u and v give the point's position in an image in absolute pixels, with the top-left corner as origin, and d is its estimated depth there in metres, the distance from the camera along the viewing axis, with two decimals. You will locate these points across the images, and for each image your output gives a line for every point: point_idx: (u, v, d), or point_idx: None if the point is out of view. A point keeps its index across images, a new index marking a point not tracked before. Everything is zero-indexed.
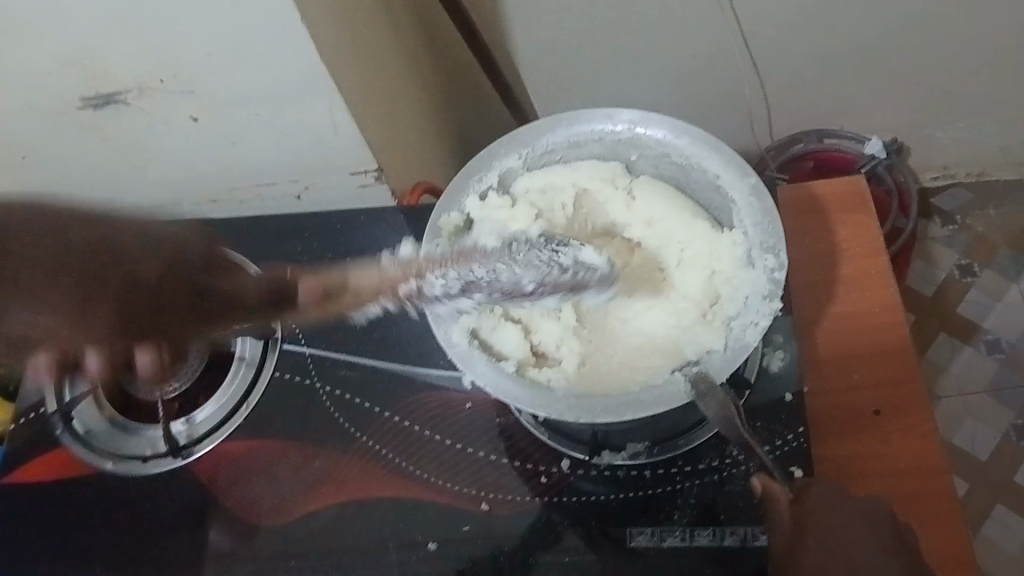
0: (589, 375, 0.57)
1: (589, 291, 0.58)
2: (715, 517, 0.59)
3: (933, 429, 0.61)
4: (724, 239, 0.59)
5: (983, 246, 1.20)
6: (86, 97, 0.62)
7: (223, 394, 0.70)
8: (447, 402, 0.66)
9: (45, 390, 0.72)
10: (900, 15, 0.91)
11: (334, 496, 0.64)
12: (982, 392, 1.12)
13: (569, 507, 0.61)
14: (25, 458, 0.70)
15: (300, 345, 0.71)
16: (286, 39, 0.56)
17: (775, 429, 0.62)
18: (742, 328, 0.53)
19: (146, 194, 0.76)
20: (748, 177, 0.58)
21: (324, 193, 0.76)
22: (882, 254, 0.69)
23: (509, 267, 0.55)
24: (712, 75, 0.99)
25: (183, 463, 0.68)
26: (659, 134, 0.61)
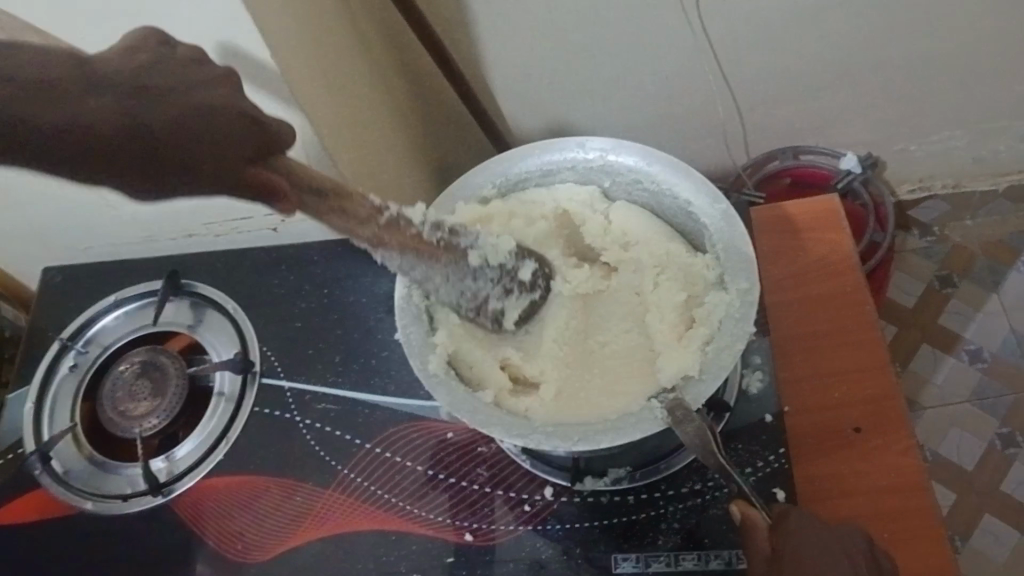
0: (565, 401, 0.57)
1: (523, 272, 0.59)
2: (698, 541, 0.58)
3: (913, 445, 0.61)
4: (697, 263, 0.59)
5: (962, 256, 1.21)
6: None
7: (203, 430, 0.69)
8: (428, 432, 0.66)
9: (23, 431, 0.71)
10: (869, 31, 0.92)
11: (316, 530, 0.64)
12: (965, 402, 1.13)
13: (553, 535, 0.60)
14: (3, 500, 0.69)
15: (280, 378, 0.71)
16: (255, 72, 0.56)
17: (755, 450, 0.63)
18: (717, 350, 0.53)
19: (121, 230, 0.76)
20: (719, 203, 0.59)
21: (300, 225, 0.75)
22: (857, 271, 0.69)
23: (425, 269, 0.56)
24: (686, 96, 1.00)
25: (163, 500, 0.67)
26: (633, 161, 0.62)
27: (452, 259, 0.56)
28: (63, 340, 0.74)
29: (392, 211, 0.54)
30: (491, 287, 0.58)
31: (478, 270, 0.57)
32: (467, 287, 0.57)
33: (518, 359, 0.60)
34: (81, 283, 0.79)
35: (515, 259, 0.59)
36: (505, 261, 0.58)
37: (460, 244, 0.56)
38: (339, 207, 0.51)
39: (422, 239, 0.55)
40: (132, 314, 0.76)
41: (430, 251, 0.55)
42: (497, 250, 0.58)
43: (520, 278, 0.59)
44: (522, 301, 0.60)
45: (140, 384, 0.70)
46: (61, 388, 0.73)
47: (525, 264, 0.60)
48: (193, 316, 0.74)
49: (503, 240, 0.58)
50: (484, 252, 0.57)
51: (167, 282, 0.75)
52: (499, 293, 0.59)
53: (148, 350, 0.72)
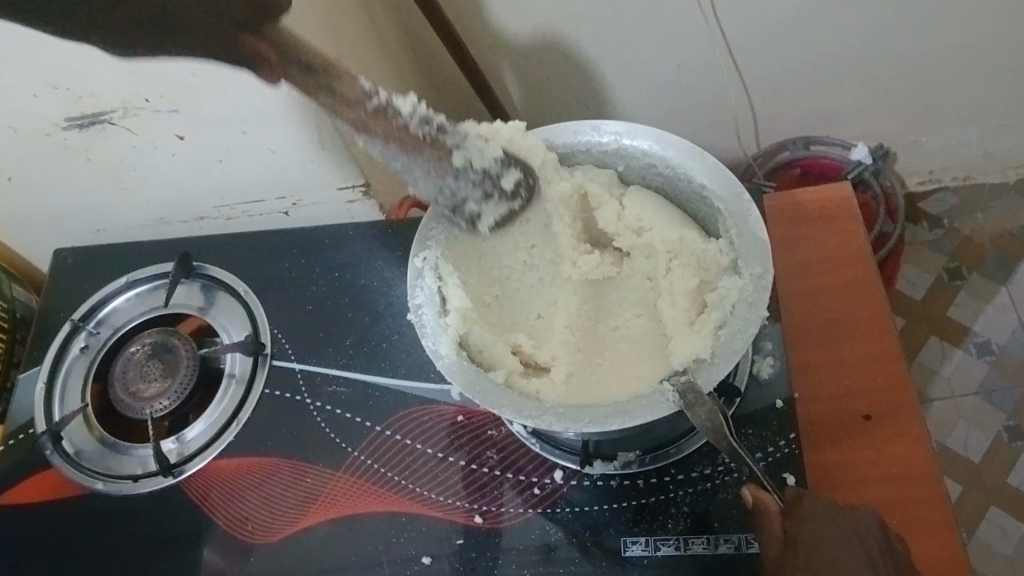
0: (576, 384, 0.57)
1: (504, 178, 0.60)
2: (708, 525, 0.58)
3: (925, 434, 0.61)
4: (710, 249, 0.59)
5: (974, 250, 1.21)
6: (70, 118, 0.63)
7: (214, 412, 0.70)
8: (439, 416, 0.66)
9: (34, 411, 0.71)
10: (881, 22, 0.92)
11: (325, 512, 0.64)
12: (973, 394, 1.13)
13: (562, 519, 0.60)
14: (14, 480, 0.69)
15: (290, 360, 0.71)
16: None
17: (765, 436, 0.62)
18: (729, 336, 0.53)
19: (134, 211, 0.77)
20: (734, 188, 0.58)
21: (313, 209, 0.76)
22: (870, 260, 0.69)
23: (407, 161, 0.56)
24: (696, 86, 0.99)
25: (174, 481, 0.67)
26: (651, 144, 0.61)
27: (435, 155, 0.56)
28: (75, 321, 0.75)
29: (382, 98, 0.55)
30: (471, 188, 0.58)
31: (461, 169, 0.58)
32: (448, 186, 0.58)
33: (529, 345, 0.60)
34: (94, 263, 0.79)
35: (500, 166, 0.59)
36: (490, 166, 0.59)
37: (446, 142, 0.57)
38: (328, 86, 0.53)
39: (409, 132, 0.55)
40: (143, 296, 0.76)
41: (416, 145, 0.56)
42: (483, 153, 0.58)
43: (502, 186, 0.60)
44: (501, 206, 0.60)
45: (151, 364, 0.70)
46: (72, 369, 0.73)
47: (511, 173, 0.60)
48: (204, 298, 0.75)
49: (492, 146, 0.59)
50: (469, 154, 0.58)
51: (179, 264, 0.74)
52: (480, 196, 0.59)
53: (160, 331, 0.72)
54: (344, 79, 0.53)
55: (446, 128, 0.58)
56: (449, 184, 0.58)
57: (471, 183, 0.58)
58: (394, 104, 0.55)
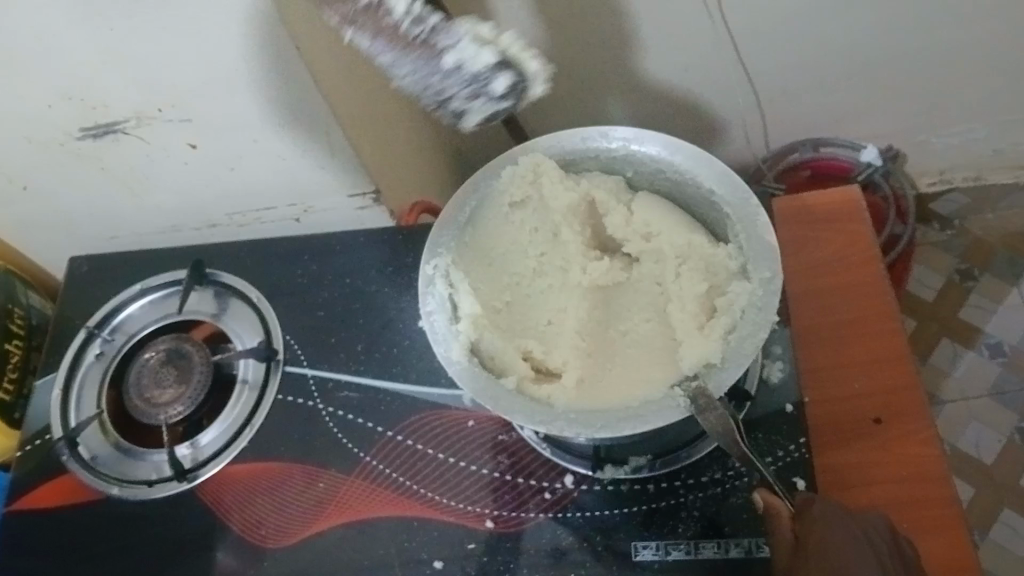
0: (587, 390, 0.57)
1: (495, 85, 0.57)
2: (719, 529, 0.59)
3: (935, 436, 0.61)
4: (719, 253, 0.59)
5: (983, 249, 1.21)
6: (85, 128, 0.64)
7: (227, 418, 0.70)
8: (450, 421, 0.66)
9: (51, 418, 0.72)
10: (889, 23, 0.92)
11: (338, 517, 0.65)
12: (985, 395, 1.12)
13: (573, 523, 0.61)
14: (32, 485, 0.70)
15: (302, 366, 0.72)
16: (279, 65, 0.58)
17: (776, 440, 0.62)
18: (739, 340, 0.53)
19: (147, 219, 0.77)
20: (742, 192, 0.59)
21: (323, 215, 0.77)
22: (879, 262, 0.69)
23: (395, 58, 0.57)
24: (705, 88, 1.00)
25: (188, 486, 0.68)
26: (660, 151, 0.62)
27: (423, 53, 0.57)
28: (89, 328, 0.75)
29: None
30: (459, 87, 0.57)
31: (448, 66, 0.57)
32: (435, 83, 0.57)
33: (540, 351, 0.60)
34: (107, 270, 0.80)
35: (491, 70, 0.57)
36: (481, 70, 0.57)
37: (434, 41, 0.57)
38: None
39: (397, 29, 0.57)
40: (157, 303, 0.77)
41: (399, 40, 0.57)
42: (475, 57, 0.57)
43: (493, 89, 0.57)
44: (491, 108, 0.58)
45: (165, 371, 0.71)
46: (87, 376, 0.74)
47: (503, 75, 0.57)
48: (217, 305, 0.75)
49: (484, 47, 0.57)
50: (461, 53, 0.57)
51: (192, 271, 0.75)
52: (465, 95, 0.57)
53: (174, 337, 0.72)
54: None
55: (436, 29, 0.57)
56: (437, 79, 0.57)
57: (461, 82, 0.57)
58: (386, 3, 0.57)
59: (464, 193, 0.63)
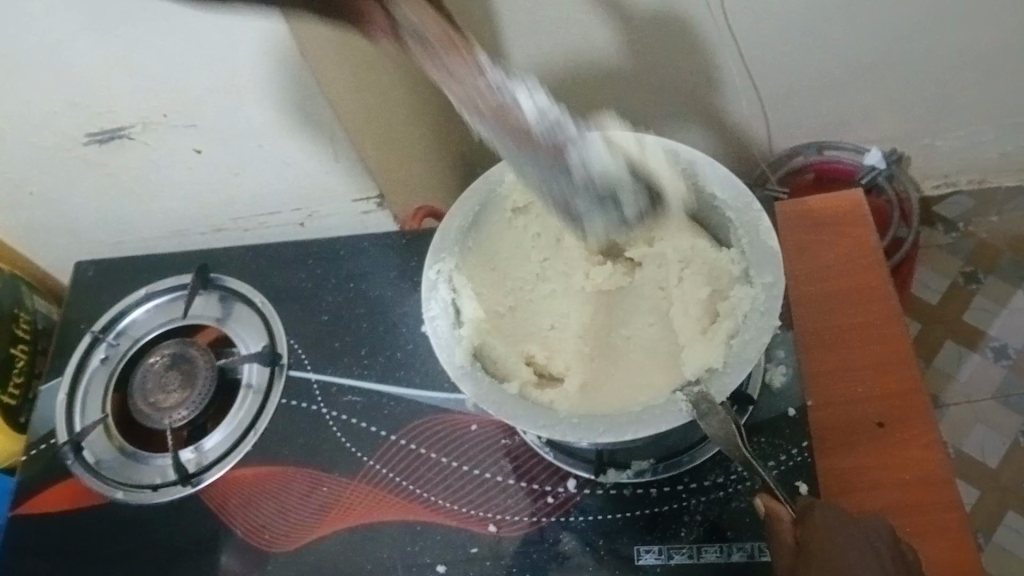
0: (589, 395, 0.57)
1: (625, 203, 0.57)
2: (721, 533, 0.59)
3: (938, 440, 0.62)
4: (723, 257, 0.60)
5: (988, 252, 1.21)
6: (90, 133, 0.64)
7: (232, 421, 0.71)
8: (453, 425, 0.67)
9: (56, 422, 0.73)
10: (894, 24, 0.91)
11: (341, 520, 0.65)
12: (990, 398, 1.12)
13: (576, 527, 0.61)
14: (37, 489, 0.70)
15: (307, 370, 0.72)
16: (284, 71, 0.58)
17: (779, 444, 0.62)
18: (742, 344, 0.54)
19: (152, 224, 0.78)
20: (746, 199, 0.59)
21: (326, 220, 0.77)
22: (881, 265, 0.70)
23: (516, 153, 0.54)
24: (709, 92, 1.00)
25: (192, 490, 0.68)
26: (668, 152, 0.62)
27: (551, 157, 0.54)
28: (95, 333, 0.76)
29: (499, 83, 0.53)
30: (584, 198, 0.56)
31: (579, 181, 0.55)
32: (560, 189, 0.56)
33: (542, 355, 0.61)
34: (112, 275, 0.80)
35: (622, 186, 0.56)
36: (613, 179, 0.56)
37: (569, 160, 0.55)
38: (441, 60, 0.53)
39: (531, 137, 0.54)
40: (162, 307, 0.77)
41: (529, 143, 0.54)
42: (607, 170, 0.56)
43: (620, 205, 0.57)
44: (606, 222, 0.58)
45: (170, 375, 0.71)
46: (93, 380, 0.74)
47: (630, 192, 0.57)
48: (221, 309, 0.76)
49: (617, 161, 0.56)
50: (592, 165, 0.55)
51: (197, 275, 0.75)
52: (590, 204, 0.57)
53: (178, 341, 0.73)
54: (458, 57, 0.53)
55: (568, 132, 0.55)
56: (564, 188, 0.56)
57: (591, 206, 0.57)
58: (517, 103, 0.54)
59: (466, 198, 0.62)
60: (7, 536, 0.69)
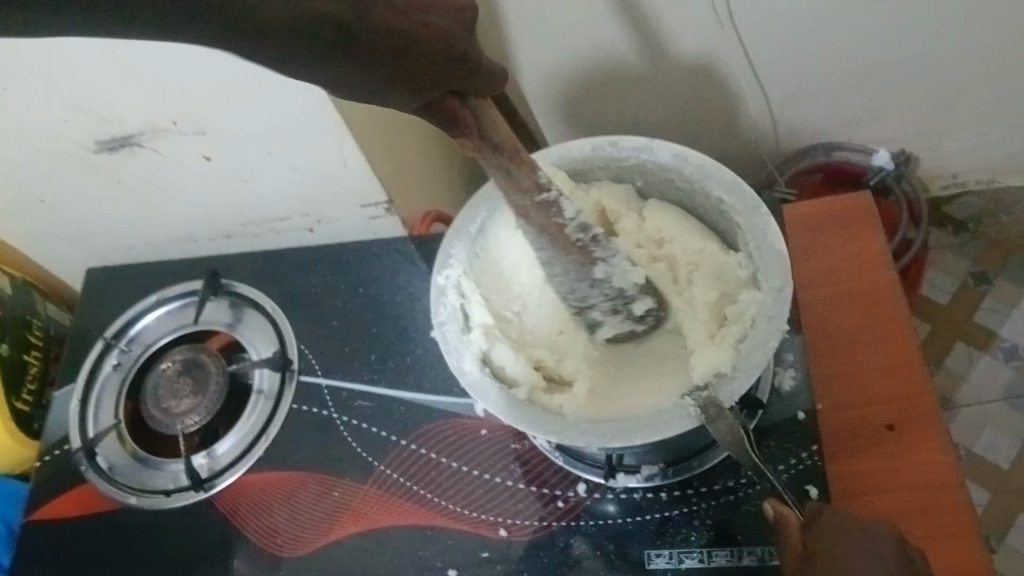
0: (597, 400, 0.57)
1: (634, 305, 0.60)
2: (731, 537, 0.59)
3: (949, 442, 0.61)
4: (731, 262, 0.60)
5: (998, 253, 1.20)
6: (101, 141, 0.65)
7: (243, 426, 0.71)
8: (464, 429, 0.67)
9: (69, 427, 0.73)
10: (903, 25, 0.91)
11: (352, 526, 0.65)
12: (1000, 399, 1.12)
13: (587, 531, 0.61)
14: (51, 494, 0.71)
15: (317, 375, 0.72)
16: (292, 78, 0.58)
17: (788, 447, 0.63)
18: (751, 347, 0.54)
19: (163, 231, 0.78)
20: (753, 202, 0.59)
21: (335, 225, 0.77)
22: (891, 269, 0.69)
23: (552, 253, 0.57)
24: (717, 94, 1.00)
25: (205, 495, 0.69)
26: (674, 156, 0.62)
27: (579, 261, 0.57)
28: (107, 339, 0.76)
29: (553, 193, 0.54)
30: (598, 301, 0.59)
31: (600, 283, 0.58)
32: (579, 288, 0.59)
33: (552, 359, 0.62)
34: (123, 281, 0.81)
35: (637, 292, 0.59)
36: (628, 287, 0.59)
37: (596, 254, 0.57)
38: (507, 167, 0.51)
39: (567, 238, 0.56)
40: (173, 314, 0.78)
41: (566, 249, 0.56)
42: (626, 278, 0.58)
43: (632, 309, 0.60)
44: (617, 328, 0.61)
45: (182, 381, 0.72)
46: (105, 386, 0.75)
47: (643, 303, 0.60)
48: (232, 315, 0.76)
49: (638, 275, 0.59)
50: (612, 270, 0.58)
51: (207, 282, 0.76)
52: (603, 308, 0.60)
53: (189, 347, 0.73)
54: (524, 167, 0.52)
55: (601, 243, 0.58)
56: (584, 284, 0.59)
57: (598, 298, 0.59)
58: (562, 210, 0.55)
59: (473, 205, 0.62)
60: (22, 541, 0.70)
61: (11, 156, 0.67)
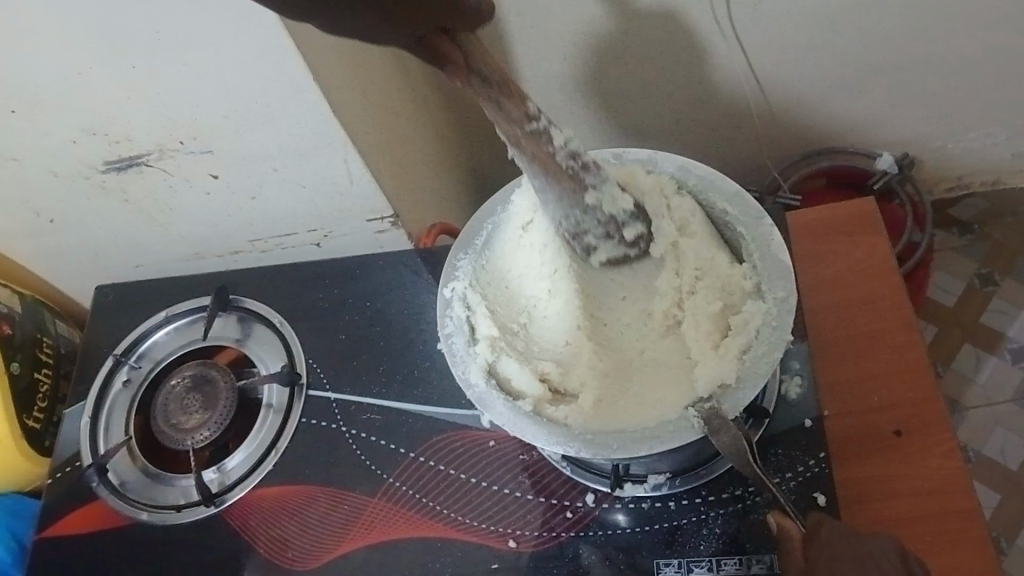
0: (603, 410, 0.57)
1: (626, 231, 0.61)
2: (740, 546, 0.59)
3: (956, 448, 0.61)
4: (736, 271, 0.60)
5: (1003, 254, 1.20)
6: (109, 161, 0.66)
7: (253, 441, 0.71)
8: (471, 441, 0.67)
9: (80, 444, 0.74)
10: (904, 30, 0.91)
11: (362, 538, 0.65)
12: (1009, 401, 1.11)
13: (595, 541, 0.61)
14: (63, 511, 0.72)
15: (325, 389, 0.73)
16: (298, 96, 0.59)
17: (795, 455, 0.62)
18: (756, 360, 0.55)
19: (170, 248, 0.79)
20: (756, 214, 0.61)
21: (341, 240, 0.78)
22: (895, 273, 0.70)
23: (543, 182, 0.57)
24: (719, 100, 1.00)
25: (215, 510, 0.69)
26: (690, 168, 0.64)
27: (571, 187, 0.57)
28: (117, 356, 0.77)
29: (542, 123, 0.54)
30: (594, 229, 0.60)
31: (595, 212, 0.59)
32: (573, 217, 0.59)
33: (557, 372, 0.60)
34: (131, 298, 0.82)
35: (628, 217, 0.60)
36: (619, 214, 0.59)
37: (586, 180, 0.57)
38: (497, 100, 0.51)
39: (556, 162, 0.55)
40: (182, 329, 0.78)
41: (557, 175, 0.56)
42: (615, 203, 0.59)
43: (624, 234, 0.61)
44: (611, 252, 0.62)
45: (191, 398, 0.72)
46: (115, 404, 0.75)
47: (632, 227, 0.61)
48: (241, 330, 0.77)
49: (625, 199, 0.60)
50: (603, 197, 0.58)
51: (216, 298, 0.77)
52: (598, 235, 0.60)
53: (198, 364, 0.74)
54: (514, 99, 0.51)
55: (590, 168, 0.58)
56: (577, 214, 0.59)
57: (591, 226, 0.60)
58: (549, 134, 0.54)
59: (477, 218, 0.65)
60: (34, 559, 0.70)
61: (21, 177, 0.68)
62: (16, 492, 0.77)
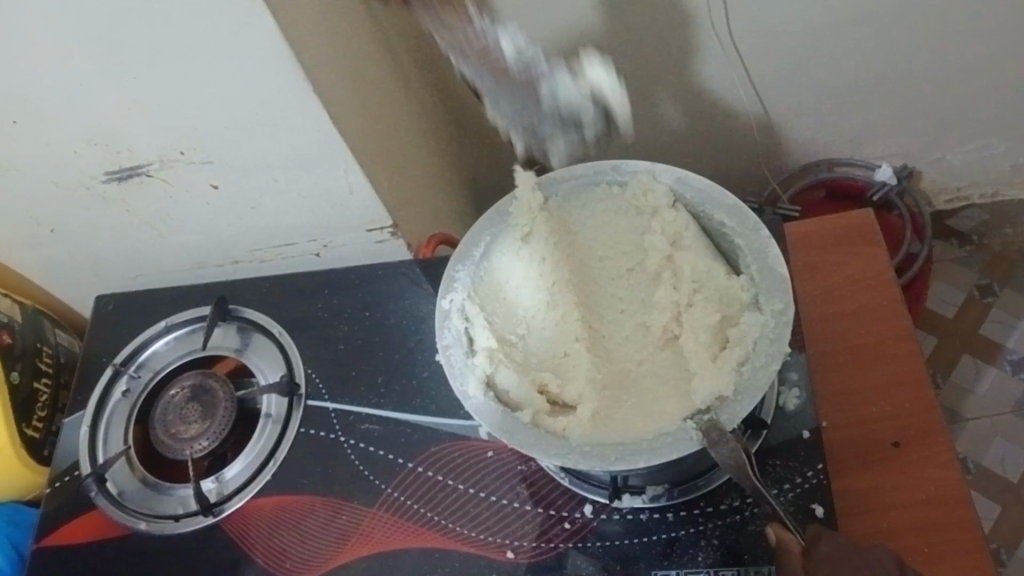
0: (602, 422, 0.57)
1: (583, 116, 0.62)
2: (738, 557, 0.59)
3: (953, 459, 0.62)
4: (733, 284, 0.60)
5: (1003, 265, 1.20)
6: (110, 172, 0.66)
7: (251, 451, 0.71)
8: (469, 451, 0.67)
9: (79, 454, 0.74)
10: (902, 42, 0.92)
11: (360, 548, 0.65)
12: (1009, 412, 1.11)
13: (593, 552, 0.61)
14: (61, 521, 0.72)
15: (324, 400, 0.73)
16: (298, 107, 0.59)
17: (794, 466, 0.62)
18: (754, 370, 0.55)
19: (171, 257, 0.79)
20: (752, 225, 0.60)
21: (341, 250, 0.78)
22: (894, 286, 0.70)
23: (489, 78, 0.63)
24: (718, 112, 1.01)
25: (214, 520, 0.69)
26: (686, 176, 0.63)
27: (513, 82, 0.63)
28: (116, 365, 0.77)
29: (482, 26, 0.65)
30: (549, 123, 0.62)
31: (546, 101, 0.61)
32: (524, 109, 0.63)
33: (555, 384, 0.61)
34: (131, 307, 0.82)
35: (583, 105, 0.61)
36: (571, 103, 0.61)
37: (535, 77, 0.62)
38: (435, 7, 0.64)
39: (501, 68, 0.63)
40: (182, 339, 0.78)
41: (500, 77, 0.63)
42: (567, 89, 0.62)
43: (581, 126, 0.62)
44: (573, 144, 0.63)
45: (190, 407, 0.72)
46: (114, 413, 0.75)
47: (592, 116, 0.62)
48: (240, 340, 0.77)
49: (580, 90, 0.61)
50: (552, 89, 0.61)
51: (216, 307, 0.77)
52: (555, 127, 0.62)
53: (198, 374, 0.74)
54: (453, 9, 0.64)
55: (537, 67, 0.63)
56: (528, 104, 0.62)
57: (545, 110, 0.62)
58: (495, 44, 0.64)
59: (477, 228, 0.64)
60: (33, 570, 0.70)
61: (21, 187, 0.68)
62: (15, 502, 0.77)
